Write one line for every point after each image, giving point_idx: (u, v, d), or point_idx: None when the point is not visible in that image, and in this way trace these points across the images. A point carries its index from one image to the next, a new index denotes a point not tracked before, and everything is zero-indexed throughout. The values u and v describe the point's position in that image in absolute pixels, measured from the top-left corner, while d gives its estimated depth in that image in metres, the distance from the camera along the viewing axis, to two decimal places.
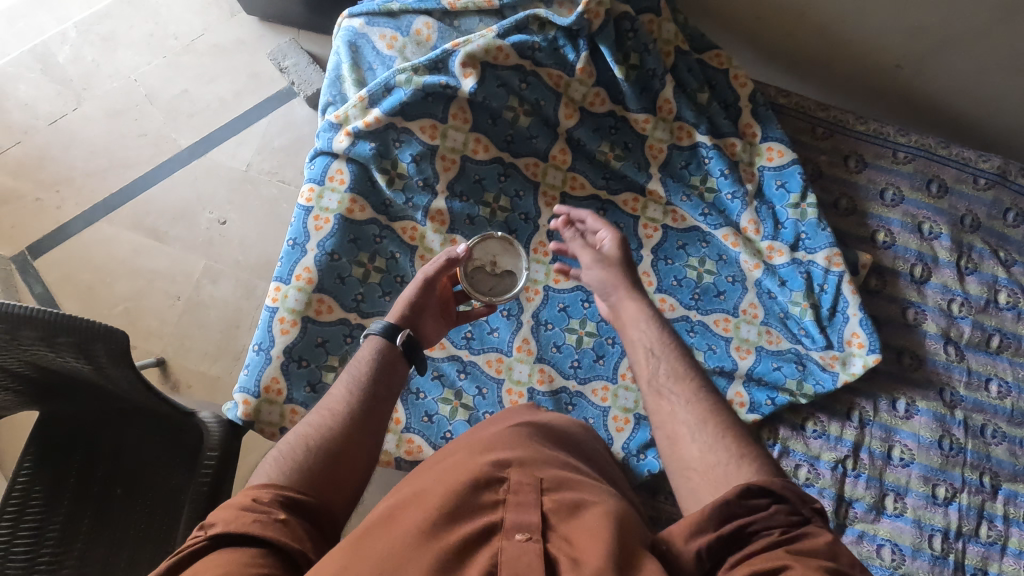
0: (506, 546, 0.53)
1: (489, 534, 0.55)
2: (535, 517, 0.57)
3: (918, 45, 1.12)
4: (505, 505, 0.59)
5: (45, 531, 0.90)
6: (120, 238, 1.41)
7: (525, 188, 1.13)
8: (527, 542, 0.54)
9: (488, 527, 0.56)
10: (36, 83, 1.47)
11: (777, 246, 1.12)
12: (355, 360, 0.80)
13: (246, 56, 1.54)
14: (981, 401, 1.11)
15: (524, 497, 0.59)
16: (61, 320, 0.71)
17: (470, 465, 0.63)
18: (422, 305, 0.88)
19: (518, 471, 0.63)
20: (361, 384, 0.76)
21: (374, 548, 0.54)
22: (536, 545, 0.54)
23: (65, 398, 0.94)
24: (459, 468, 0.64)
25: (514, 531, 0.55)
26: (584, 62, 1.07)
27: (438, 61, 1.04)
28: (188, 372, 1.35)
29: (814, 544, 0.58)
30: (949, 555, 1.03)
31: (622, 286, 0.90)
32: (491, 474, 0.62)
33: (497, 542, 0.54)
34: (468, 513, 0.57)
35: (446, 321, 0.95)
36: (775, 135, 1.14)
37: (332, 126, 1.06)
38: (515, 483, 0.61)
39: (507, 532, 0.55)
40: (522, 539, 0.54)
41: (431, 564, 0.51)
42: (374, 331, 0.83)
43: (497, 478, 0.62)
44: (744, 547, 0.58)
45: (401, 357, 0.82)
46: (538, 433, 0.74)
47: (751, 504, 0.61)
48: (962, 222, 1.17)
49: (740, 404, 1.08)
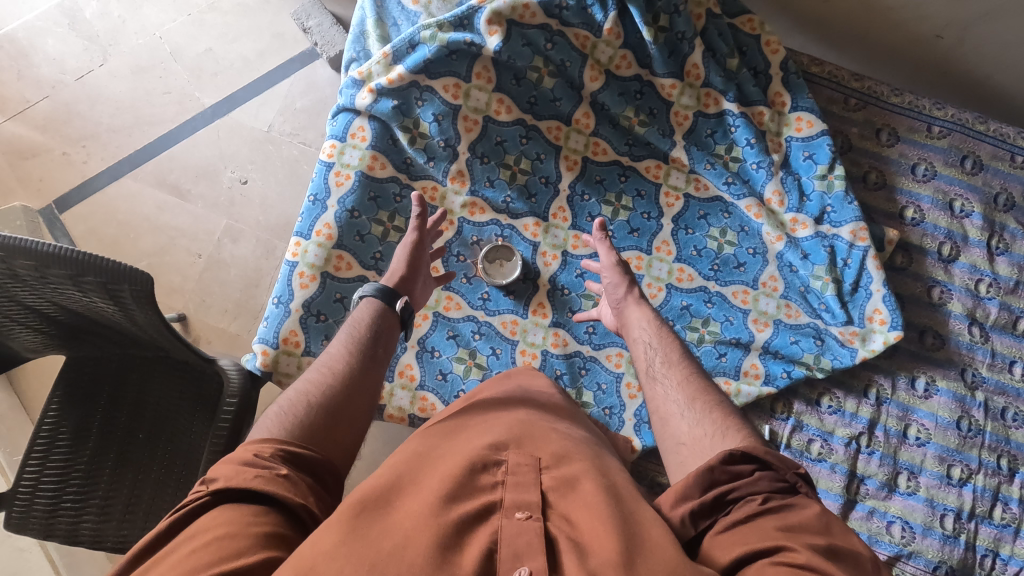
0: (505, 524, 0.55)
1: (489, 512, 0.57)
2: (535, 496, 0.59)
3: (962, 15, 1.07)
4: (503, 485, 0.60)
5: (71, 470, 0.95)
6: (144, 194, 1.43)
7: (547, 151, 1.12)
8: (527, 520, 0.55)
9: (485, 507, 0.57)
10: (63, 38, 1.48)
11: (801, 218, 1.10)
12: (352, 321, 0.83)
13: (271, 17, 1.54)
14: (1003, 383, 1.09)
15: (522, 478, 0.61)
16: (87, 261, 0.72)
17: (472, 448, 0.65)
18: (413, 266, 0.92)
19: (516, 454, 0.64)
20: (360, 345, 0.78)
21: (373, 522, 0.54)
22: (536, 523, 0.55)
23: (91, 343, 0.97)
24: (459, 449, 0.65)
25: (515, 510, 0.57)
26: (612, 23, 1.04)
27: (464, 18, 1.02)
28: (208, 329, 1.38)
29: (806, 516, 0.57)
30: (961, 535, 1.03)
31: (633, 293, 0.91)
32: (490, 456, 0.63)
33: (496, 520, 0.56)
34: (467, 493, 0.58)
35: (437, 281, 1.00)
36: (805, 104, 1.10)
37: (355, 82, 1.05)
38: (513, 465, 0.62)
39: (506, 510, 0.56)
40: (522, 518, 0.56)
41: (433, 540, 0.51)
42: (369, 294, 0.86)
43: (495, 460, 0.63)
44: (726, 516, 0.59)
45: (396, 321, 0.86)
46: (534, 413, 0.75)
47: (734, 470, 0.61)
48: (995, 200, 1.14)
49: (755, 376, 1.07)
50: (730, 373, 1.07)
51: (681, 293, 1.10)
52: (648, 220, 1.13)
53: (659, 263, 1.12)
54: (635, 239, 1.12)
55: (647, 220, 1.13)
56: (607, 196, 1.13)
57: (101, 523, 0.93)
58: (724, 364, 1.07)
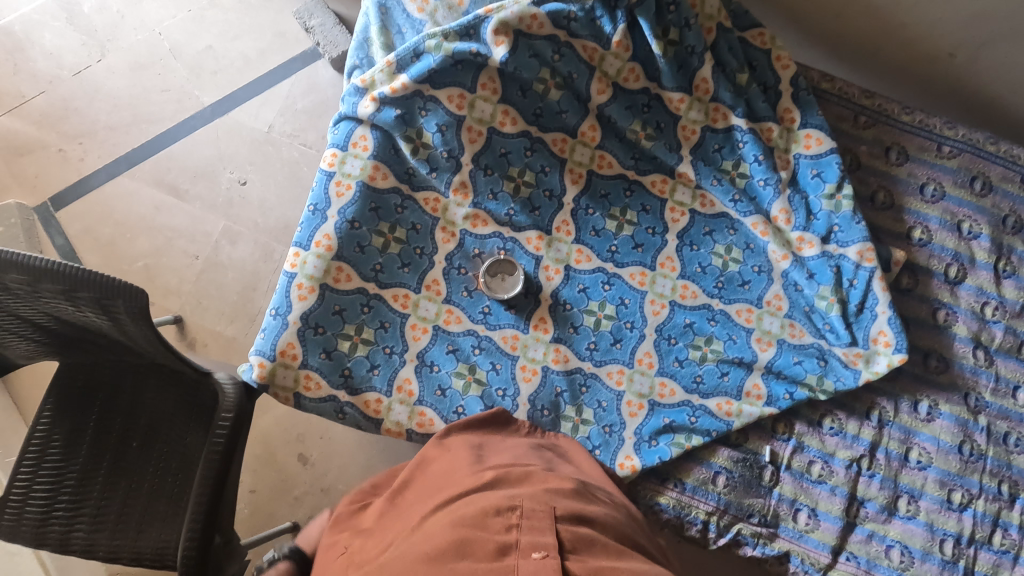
0: (522, 563, 0.57)
1: (504, 551, 0.59)
2: (550, 538, 0.61)
3: (976, 34, 1.06)
4: (519, 527, 0.62)
5: (62, 479, 0.93)
6: (141, 193, 1.41)
7: (552, 163, 1.10)
8: (543, 559, 0.58)
9: (503, 546, 0.60)
10: (61, 32, 1.46)
11: (808, 237, 1.08)
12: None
13: (272, 15, 1.51)
14: (1006, 408, 1.08)
15: (537, 522, 0.63)
16: (81, 275, 0.71)
17: (491, 495, 0.68)
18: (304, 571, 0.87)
19: (532, 500, 0.67)
20: None
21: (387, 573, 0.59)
22: (552, 561, 0.58)
23: (84, 352, 0.95)
24: (480, 498, 0.68)
25: (531, 550, 0.59)
26: (621, 35, 1.02)
27: (470, 27, 1.00)
28: (205, 332, 1.36)
29: None
30: (959, 561, 1.02)
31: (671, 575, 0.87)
32: (506, 502, 0.66)
33: (512, 560, 0.58)
34: (480, 533, 0.61)
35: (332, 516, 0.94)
36: (815, 122, 1.09)
37: (358, 90, 1.03)
38: (528, 510, 0.65)
39: (523, 550, 0.59)
40: (538, 557, 0.58)
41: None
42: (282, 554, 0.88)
43: (509, 505, 0.65)
44: None
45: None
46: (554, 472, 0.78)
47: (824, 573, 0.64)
48: (1004, 223, 1.12)
49: (757, 396, 1.06)
50: (731, 393, 1.06)
51: (684, 311, 1.09)
52: (652, 235, 1.11)
53: (663, 279, 1.10)
54: (639, 254, 1.11)
55: (651, 236, 1.11)
56: (612, 210, 1.12)
57: (93, 533, 0.92)
58: (726, 384, 1.06)
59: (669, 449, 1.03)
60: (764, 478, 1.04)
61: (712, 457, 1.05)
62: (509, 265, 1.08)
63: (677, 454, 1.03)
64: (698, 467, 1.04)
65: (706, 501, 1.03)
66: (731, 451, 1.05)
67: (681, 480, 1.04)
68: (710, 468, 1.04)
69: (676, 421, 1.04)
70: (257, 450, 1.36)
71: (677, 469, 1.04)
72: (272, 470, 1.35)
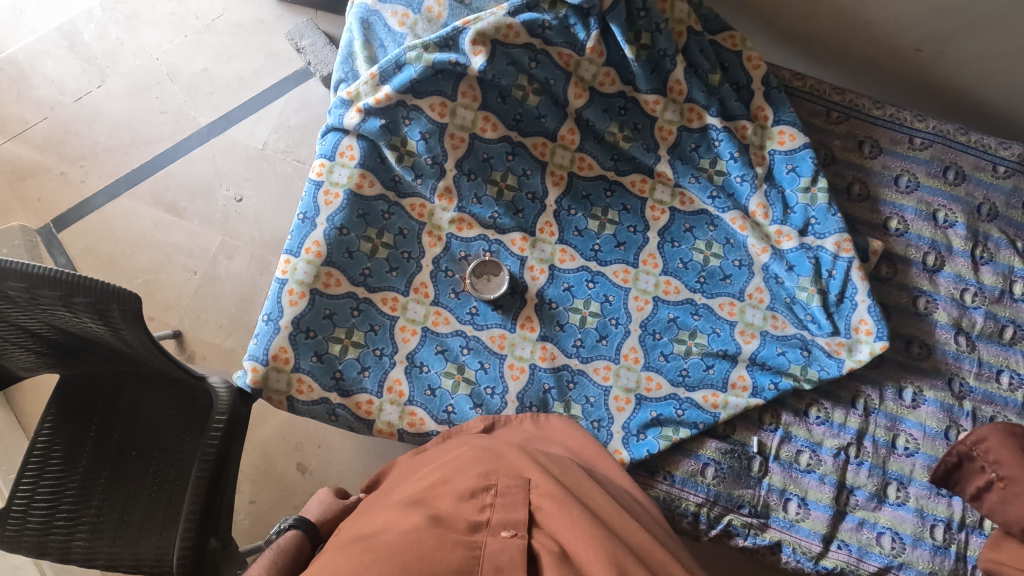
0: (491, 541, 0.60)
1: (475, 528, 0.62)
2: (521, 515, 0.64)
3: (940, 29, 1.09)
4: (492, 507, 0.65)
5: (62, 490, 0.95)
6: (140, 212, 1.45)
7: (533, 166, 1.14)
8: (511, 538, 0.61)
9: (475, 524, 0.62)
10: (62, 60, 1.51)
11: (786, 230, 1.11)
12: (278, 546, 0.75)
13: (265, 37, 1.57)
14: (991, 392, 1.09)
15: (510, 498, 0.66)
16: (78, 282, 0.74)
17: (467, 473, 0.71)
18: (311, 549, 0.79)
19: (506, 477, 0.70)
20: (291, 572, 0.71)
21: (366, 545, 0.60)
22: (520, 541, 0.60)
23: (83, 363, 0.98)
24: (457, 476, 0.71)
25: (501, 529, 0.62)
26: (595, 41, 1.06)
27: (448, 39, 1.04)
28: (203, 344, 1.39)
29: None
30: (951, 546, 1.03)
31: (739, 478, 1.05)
32: (480, 483, 0.68)
33: (481, 536, 0.61)
34: (454, 512, 0.63)
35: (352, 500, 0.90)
36: (788, 119, 1.12)
37: (344, 103, 1.07)
38: (502, 487, 0.68)
39: (493, 529, 0.62)
40: (507, 535, 0.61)
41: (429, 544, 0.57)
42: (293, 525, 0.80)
43: (485, 484, 0.68)
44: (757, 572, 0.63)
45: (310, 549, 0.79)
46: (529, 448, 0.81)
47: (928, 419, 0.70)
48: (979, 210, 1.15)
49: (743, 388, 1.07)
50: (717, 385, 1.08)
51: (668, 306, 1.11)
52: (634, 233, 1.14)
53: (646, 275, 1.13)
54: (622, 252, 1.13)
55: (633, 234, 1.14)
56: (593, 211, 1.15)
57: (92, 541, 0.94)
58: (712, 376, 1.08)
59: (657, 442, 1.04)
60: (753, 469, 1.06)
61: (700, 449, 1.06)
62: (494, 265, 1.11)
63: (665, 447, 1.04)
64: (686, 459, 1.06)
65: (696, 492, 1.04)
66: (719, 443, 1.07)
67: (670, 472, 1.05)
68: (699, 460, 1.06)
69: (663, 414, 1.06)
70: (256, 460, 1.37)
71: (665, 461, 1.06)
72: (271, 480, 1.37)
